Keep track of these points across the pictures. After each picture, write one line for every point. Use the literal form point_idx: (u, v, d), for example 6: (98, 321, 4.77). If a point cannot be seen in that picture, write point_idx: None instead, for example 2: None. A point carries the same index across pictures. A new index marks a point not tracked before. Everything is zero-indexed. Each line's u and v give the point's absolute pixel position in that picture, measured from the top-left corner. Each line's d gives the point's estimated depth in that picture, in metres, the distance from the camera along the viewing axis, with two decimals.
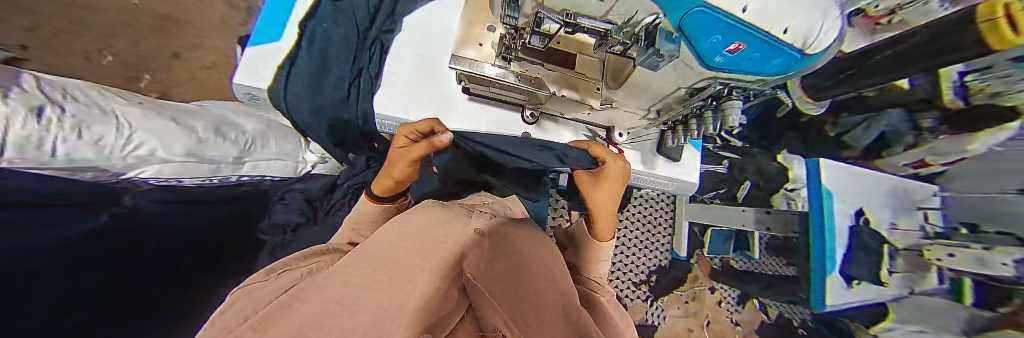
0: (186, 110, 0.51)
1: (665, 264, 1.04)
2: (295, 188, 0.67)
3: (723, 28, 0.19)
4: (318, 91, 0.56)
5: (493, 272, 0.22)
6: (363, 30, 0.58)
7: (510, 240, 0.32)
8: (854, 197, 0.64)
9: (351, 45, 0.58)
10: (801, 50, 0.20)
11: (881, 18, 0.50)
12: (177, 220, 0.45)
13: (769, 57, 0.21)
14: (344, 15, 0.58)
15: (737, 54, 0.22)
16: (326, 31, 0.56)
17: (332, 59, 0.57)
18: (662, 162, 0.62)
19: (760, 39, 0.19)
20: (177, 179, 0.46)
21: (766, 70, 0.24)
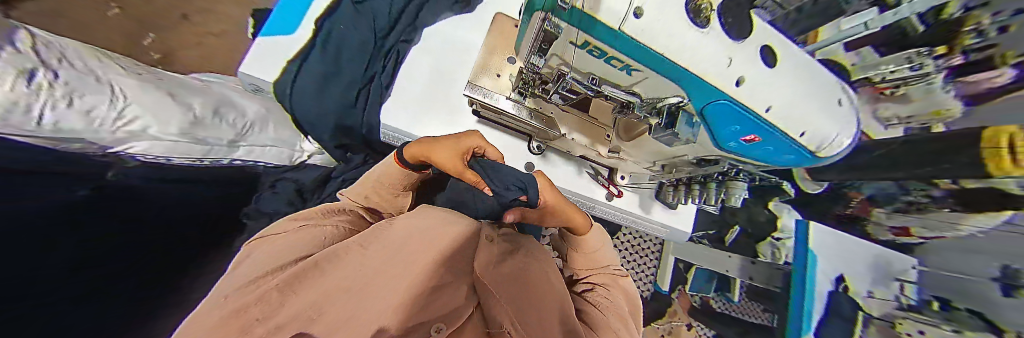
0: (184, 85, 0.50)
1: (647, 296, 1.06)
2: (286, 177, 0.65)
3: (742, 122, 0.23)
4: (327, 91, 0.58)
5: (501, 279, 0.26)
6: (380, 37, 0.64)
7: (512, 249, 0.35)
8: (837, 263, 0.65)
9: (367, 52, 0.63)
10: (811, 153, 0.24)
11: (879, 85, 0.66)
12: (150, 195, 0.42)
13: (781, 152, 0.25)
14: (363, 23, 0.63)
15: (758, 148, 0.26)
16: (344, 34, 0.61)
17: (346, 62, 0.61)
18: (660, 208, 0.65)
19: (772, 137, 0.23)
20: (166, 157, 0.44)
21: (775, 162, 0.28)
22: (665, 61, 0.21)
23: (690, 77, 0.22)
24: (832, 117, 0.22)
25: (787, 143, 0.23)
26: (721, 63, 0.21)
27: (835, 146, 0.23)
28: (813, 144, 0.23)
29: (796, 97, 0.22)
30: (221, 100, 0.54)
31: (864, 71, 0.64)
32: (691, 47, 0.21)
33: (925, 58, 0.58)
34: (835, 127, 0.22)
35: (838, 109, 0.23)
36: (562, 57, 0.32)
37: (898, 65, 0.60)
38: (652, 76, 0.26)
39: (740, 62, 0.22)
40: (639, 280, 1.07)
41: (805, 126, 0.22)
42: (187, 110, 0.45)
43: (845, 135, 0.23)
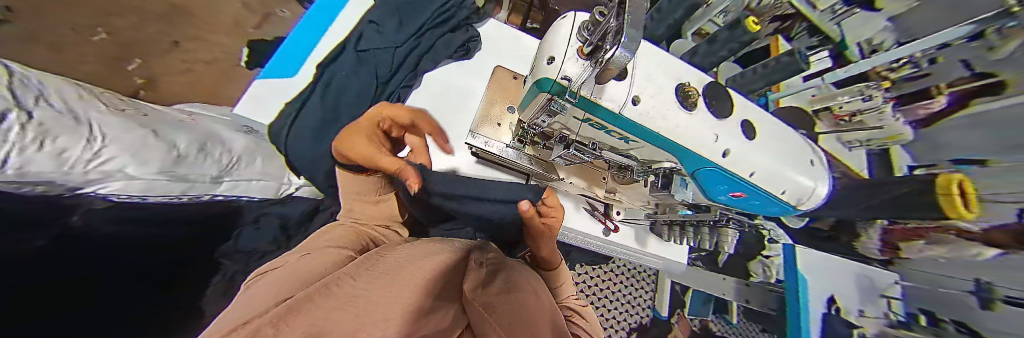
0: (171, 122, 0.50)
1: (646, 322, 1.09)
2: (270, 212, 0.66)
3: (728, 181, 0.37)
4: (324, 134, 0.66)
5: (491, 300, 0.25)
6: (382, 83, 0.75)
7: (505, 270, 0.34)
8: (827, 283, 0.65)
9: (366, 98, 0.73)
10: (791, 205, 0.38)
11: (845, 116, 0.70)
12: (123, 236, 0.39)
13: (754, 201, 0.40)
14: (365, 73, 0.73)
15: (741, 198, 0.40)
16: (344, 85, 0.71)
17: (344, 108, 0.70)
18: (653, 241, 0.82)
19: (753, 191, 0.37)
20: (141, 196, 0.41)
21: (756, 207, 0.41)
22: (659, 136, 0.35)
23: (683, 149, 0.35)
24: (788, 177, 0.36)
25: (757, 194, 0.38)
26: (710, 140, 0.34)
27: (809, 201, 0.38)
28: (788, 198, 0.38)
29: (761, 160, 0.35)
30: (207, 135, 0.53)
31: (821, 102, 0.72)
32: (685, 129, 0.34)
33: (875, 90, 0.67)
34: (804, 186, 0.37)
35: (811, 169, 0.37)
36: (562, 123, 0.42)
37: (849, 97, 0.68)
38: (646, 146, 0.39)
39: (724, 139, 0.35)
40: (638, 306, 1.12)
41: (770, 183, 0.36)
42: (171, 148, 0.44)
43: (824, 196, 0.37)
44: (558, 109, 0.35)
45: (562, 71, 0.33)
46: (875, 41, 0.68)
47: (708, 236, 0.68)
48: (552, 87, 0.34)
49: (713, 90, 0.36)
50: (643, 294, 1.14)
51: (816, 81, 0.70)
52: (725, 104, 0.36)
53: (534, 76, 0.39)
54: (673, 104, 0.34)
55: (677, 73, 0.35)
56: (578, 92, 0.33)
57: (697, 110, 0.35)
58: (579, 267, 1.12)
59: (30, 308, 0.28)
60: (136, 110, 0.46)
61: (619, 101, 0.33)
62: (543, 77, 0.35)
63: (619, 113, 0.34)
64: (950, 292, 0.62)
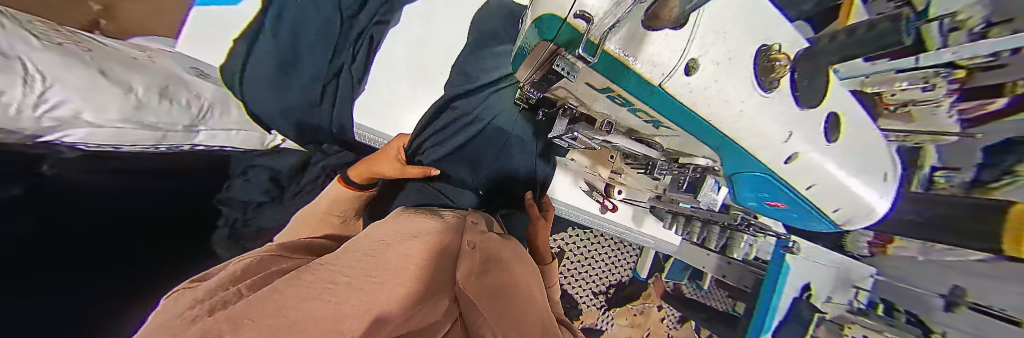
0: (119, 58, 0.43)
1: (625, 281, 1.20)
2: (259, 163, 0.63)
3: (773, 189, 0.33)
4: (285, 81, 0.59)
5: (488, 292, 0.26)
6: (347, 16, 0.63)
7: (500, 259, 0.34)
8: (811, 275, 0.65)
9: (332, 33, 0.62)
10: (829, 216, 0.36)
11: (891, 104, 0.44)
12: (112, 185, 0.38)
13: (788, 209, 0.37)
14: (326, 3, 0.61)
15: (779, 207, 0.37)
16: (301, 16, 0.60)
17: (305, 49, 0.60)
18: (649, 221, 0.85)
19: (795, 201, 0.34)
20: (115, 146, 0.38)
21: (782, 213, 0.39)
22: (707, 124, 0.27)
23: (732, 145, 0.29)
24: (845, 192, 0.32)
25: (799, 205, 0.35)
26: (778, 139, 0.28)
27: (858, 220, 0.36)
28: (833, 211, 0.35)
29: (828, 169, 0.30)
30: (167, 78, 0.48)
31: (874, 87, 0.41)
32: (749, 119, 0.26)
33: (942, 77, 0.40)
34: (860, 201, 0.33)
35: (881, 184, 0.33)
36: (570, 90, 0.34)
37: (909, 84, 0.41)
38: (682, 135, 0.32)
39: (795, 138, 0.28)
40: (620, 267, 1.21)
41: (819, 194, 0.32)
42: (128, 91, 0.39)
43: (877, 215, 0.35)
44: (565, 69, 0.26)
45: (578, 4, 0.21)
46: (958, 16, 0.36)
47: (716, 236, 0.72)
48: (560, 33, 0.23)
49: (805, 65, 0.27)
50: (628, 259, 1.23)
51: (907, 60, 0.37)
52: (813, 90, 0.28)
53: (533, 13, 0.27)
54: (744, 80, 0.24)
55: (758, 29, 0.25)
56: (599, 45, 0.22)
57: (774, 93, 0.26)
58: (570, 230, 1.17)
59: (66, 263, 0.29)
60: (81, 44, 0.39)
61: (663, 68, 0.23)
62: (545, 12, 0.23)
63: (656, 86, 0.24)
64: (913, 289, 0.60)
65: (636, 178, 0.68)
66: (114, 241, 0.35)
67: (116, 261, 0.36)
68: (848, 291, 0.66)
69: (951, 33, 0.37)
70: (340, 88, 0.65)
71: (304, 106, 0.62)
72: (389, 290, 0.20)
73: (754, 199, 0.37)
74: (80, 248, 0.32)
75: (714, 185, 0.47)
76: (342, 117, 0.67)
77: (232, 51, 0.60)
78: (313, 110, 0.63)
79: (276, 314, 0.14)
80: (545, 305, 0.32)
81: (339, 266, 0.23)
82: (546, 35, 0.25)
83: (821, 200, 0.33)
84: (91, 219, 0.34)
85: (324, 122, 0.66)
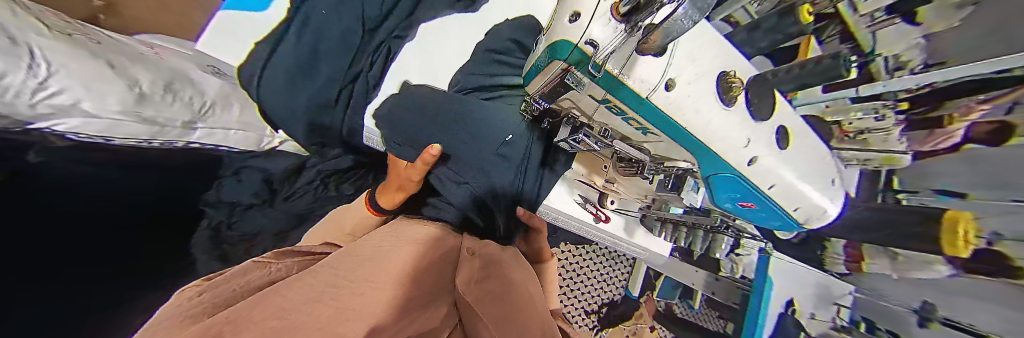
0: (127, 53, 0.43)
1: (617, 299, 1.19)
2: (251, 165, 0.62)
3: (743, 193, 0.36)
4: (300, 85, 0.60)
5: (485, 295, 0.26)
6: (368, 30, 0.68)
7: (497, 263, 0.35)
8: (792, 288, 0.68)
9: (352, 43, 0.66)
10: (795, 220, 0.39)
11: (850, 131, 0.51)
12: (95, 181, 0.36)
13: (760, 213, 0.40)
14: (349, 15, 0.65)
15: (749, 208, 0.40)
16: (325, 25, 0.63)
17: (323, 55, 0.63)
18: (641, 232, 0.86)
19: (765, 204, 0.37)
20: (108, 138, 0.37)
21: (754, 218, 0.43)
22: (687, 133, 0.30)
23: (709, 155, 0.32)
24: (804, 196, 0.36)
25: (765, 205, 0.37)
26: (740, 145, 0.31)
27: (817, 219, 0.39)
28: (798, 214, 0.38)
29: (784, 173, 0.34)
30: (173, 74, 0.48)
31: (833, 116, 0.48)
32: (717, 129, 0.30)
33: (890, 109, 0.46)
34: (818, 205, 0.37)
35: (832, 190, 0.37)
36: (574, 101, 0.37)
37: (863, 114, 0.47)
38: (666, 141, 0.35)
39: (755, 145, 0.32)
40: (612, 284, 1.21)
41: (783, 197, 0.36)
42: (133, 84, 0.39)
43: (831, 217, 0.39)
44: (574, 83, 0.28)
45: (587, 34, 0.25)
46: (902, 57, 0.42)
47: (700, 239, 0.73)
48: (571, 55, 0.26)
49: (756, 85, 0.31)
50: (621, 276, 1.23)
51: (846, 92, 0.43)
52: (765, 105, 0.31)
53: (548, 38, 0.30)
54: (712, 96, 0.28)
55: (724, 57, 0.29)
56: (604, 65, 0.25)
57: (735, 107, 0.30)
58: (564, 245, 1.18)
59: (49, 265, 0.29)
60: (88, 36, 0.39)
61: (650, 84, 0.26)
62: (561, 38, 0.27)
63: (645, 99, 0.27)
64: (892, 307, 0.63)
65: (634, 184, 0.67)
66: (87, 244, 0.34)
67: (80, 260, 0.33)
68: (831, 307, 0.69)
69: (896, 71, 0.43)
70: (353, 95, 0.66)
71: (314, 108, 0.62)
72: (388, 294, 0.20)
73: (727, 204, 0.41)
74: (52, 241, 0.30)
75: (694, 185, 0.52)
76: (351, 122, 0.67)
77: (253, 53, 0.61)
78: (323, 111, 0.64)
79: (278, 315, 0.15)
80: (541, 307, 0.32)
81: (339, 269, 0.24)
82: (559, 56, 0.27)
83: (786, 204, 0.37)
84: (64, 214, 0.31)
85: (333, 122, 0.67)
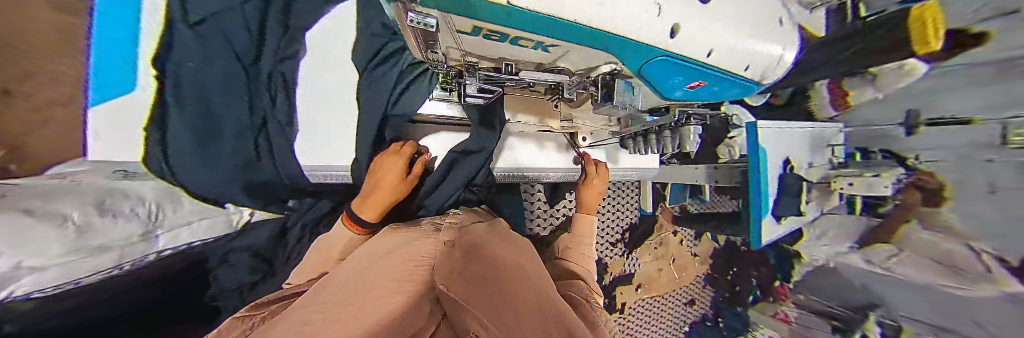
0: (51, 189, 0.39)
1: (635, 222, 1.24)
2: (236, 246, 0.61)
3: (693, 73, 0.31)
4: (212, 155, 0.53)
5: (468, 275, 0.24)
6: (249, 63, 0.57)
7: (478, 245, 0.32)
8: (784, 149, 0.68)
9: (242, 87, 0.56)
10: (751, 80, 0.37)
11: None
12: (89, 321, 0.35)
13: (712, 88, 0.38)
14: (215, 58, 0.53)
15: (702, 87, 0.37)
16: (196, 76, 0.51)
17: (220, 113, 0.54)
18: (623, 154, 0.87)
19: (720, 76, 0.34)
20: (73, 280, 0.35)
21: (704, 96, 0.41)
22: (607, 35, 0.19)
23: (643, 50, 0.23)
24: (756, 49, 0.32)
25: (717, 79, 0.34)
26: (671, 8, 0.21)
27: (772, 73, 0.38)
28: (751, 74, 0.35)
29: (731, 35, 0.28)
30: (101, 194, 0.44)
31: None
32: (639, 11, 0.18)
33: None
34: (771, 56, 0.34)
35: (779, 31, 0.34)
36: (459, 47, 0.29)
37: None
38: (572, 50, 0.26)
39: (691, 11, 0.22)
40: (626, 210, 1.23)
41: (737, 61, 0.32)
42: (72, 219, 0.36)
43: (784, 59, 0.36)
44: (421, 23, 0.20)
45: None
46: None
47: (670, 141, 0.60)
48: None
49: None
50: (631, 199, 1.24)
51: None
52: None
53: None
54: None
55: None
56: None
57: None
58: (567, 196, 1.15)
59: None
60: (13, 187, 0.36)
61: None
62: None
63: (510, 8, 0.14)
64: (882, 128, 0.70)
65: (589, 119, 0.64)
66: None
67: None
68: (827, 151, 0.72)
69: None
70: (272, 141, 0.61)
71: (240, 169, 0.57)
72: (371, 297, 0.21)
73: (675, 92, 0.37)
74: None
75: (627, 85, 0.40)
76: (288, 167, 0.62)
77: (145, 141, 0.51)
78: (251, 170, 0.59)
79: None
80: (539, 275, 0.30)
81: (317, 299, 0.23)
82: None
83: (741, 68, 0.33)
84: None
85: (271, 176, 0.62)
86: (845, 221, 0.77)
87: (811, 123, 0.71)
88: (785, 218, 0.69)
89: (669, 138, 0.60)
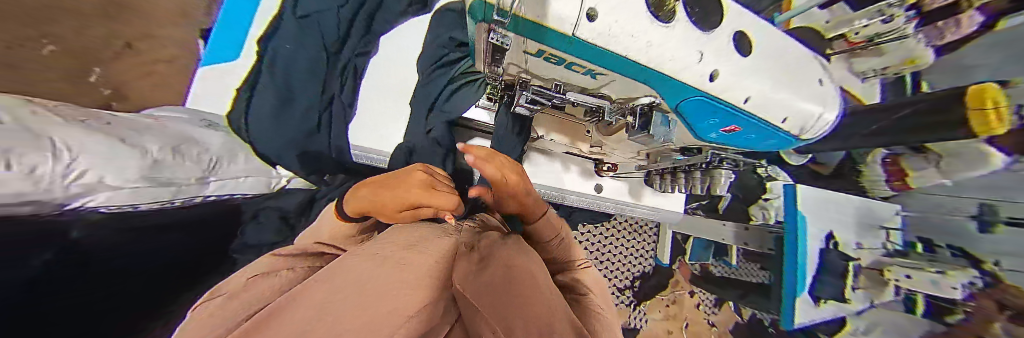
0: (136, 127, 0.47)
1: (648, 270, 1.15)
2: (267, 205, 0.66)
3: (725, 114, 0.33)
4: (283, 120, 0.63)
5: (486, 278, 0.22)
6: (332, 54, 0.69)
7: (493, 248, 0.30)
8: (827, 219, 0.63)
9: (320, 71, 0.67)
10: (791, 134, 0.37)
11: (859, 42, 0.59)
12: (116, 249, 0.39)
13: (751, 135, 0.37)
14: (311, 46, 0.66)
15: (736, 133, 0.38)
16: (291, 58, 0.64)
17: (299, 89, 0.65)
18: (648, 192, 0.86)
19: (755, 123, 0.35)
20: (133, 204, 0.40)
21: (742, 142, 0.41)
22: (637, 65, 0.26)
23: (670, 81, 0.28)
24: (790, 102, 0.33)
25: (750, 124, 0.35)
26: (694, 60, 0.27)
27: (812, 129, 0.37)
28: (789, 126, 0.35)
29: (756, 82, 0.31)
30: (180, 138, 0.51)
31: (834, 29, 0.60)
32: (661, 49, 0.25)
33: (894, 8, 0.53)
34: (806, 111, 0.35)
35: (817, 90, 0.35)
36: (518, 64, 0.35)
37: (867, 20, 0.55)
38: (617, 78, 0.31)
39: (712, 58, 0.28)
40: (640, 256, 1.16)
41: (770, 109, 0.33)
42: (144, 153, 0.42)
43: (827, 117, 0.36)
44: (500, 40, 0.27)
45: None
46: None
47: (699, 184, 0.62)
48: (483, 14, 0.26)
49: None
50: (647, 245, 1.17)
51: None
52: (710, 12, 0.28)
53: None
54: (642, 15, 0.23)
55: None
56: (508, 10, 0.22)
57: (677, 22, 0.25)
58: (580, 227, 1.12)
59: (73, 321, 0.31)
60: (103, 120, 0.43)
61: (569, 19, 0.22)
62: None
63: (571, 36, 0.23)
64: (952, 218, 0.65)
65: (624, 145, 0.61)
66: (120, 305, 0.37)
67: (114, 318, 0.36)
68: (880, 233, 0.65)
69: None
70: (332, 118, 0.69)
71: (301, 137, 0.65)
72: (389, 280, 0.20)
73: (707, 132, 0.39)
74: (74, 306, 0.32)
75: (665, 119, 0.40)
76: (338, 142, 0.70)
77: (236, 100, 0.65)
78: (312, 138, 0.67)
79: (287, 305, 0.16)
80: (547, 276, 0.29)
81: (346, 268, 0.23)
82: (481, 17, 0.27)
83: (775, 118, 0.34)
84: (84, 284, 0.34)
85: (322, 147, 0.69)
86: (896, 320, 0.67)
87: (855, 197, 0.66)
88: (829, 302, 0.61)
89: (700, 176, 0.60)
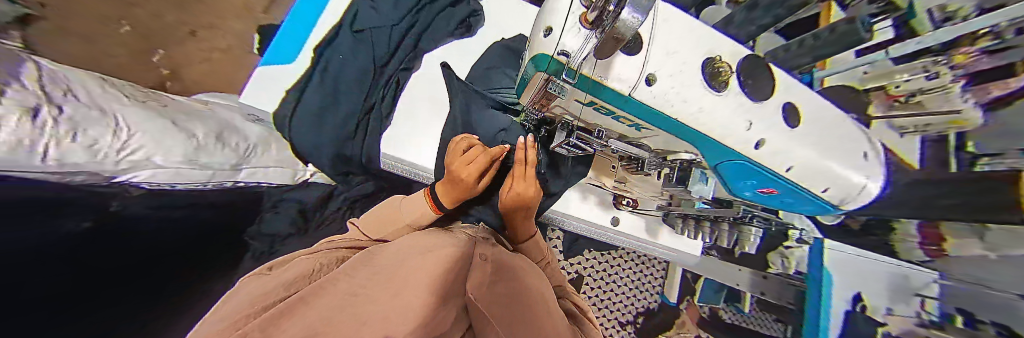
0: (186, 111, 0.51)
1: (653, 307, 1.07)
2: (288, 196, 0.69)
3: (761, 177, 0.34)
4: (325, 119, 0.66)
5: (496, 294, 0.24)
6: (379, 66, 0.73)
7: (509, 268, 0.32)
8: (857, 280, 0.59)
9: (366, 82, 0.71)
10: (831, 203, 0.36)
11: (900, 96, 0.58)
12: (158, 221, 0.41)
13: (787, 197, 0.37)
14: (362, 57, 0.71)
15: (772, 194, 0.37)
16: (342, 65, 0.69)
17: (342, 97, 0.69)
18: (667, 232, 0.80)
19: (791, 189, 0.35)
20: (171, 184, 0.43)
21: (779, 203, 0.40)
22: (675, 122, 0.30)
23: (709, 139, 0.31)
24: (836, 173, 0.33)
25: (787, 188, 0.35)
26: (742, 128, 0.30)
27: (855, 200, 0.35)
28: (830, 196, 0.35)
29: (803, 151, 0.31)
30: (224, 125, 0.55)
31: (872, 81, 0.61)
32: (711, 114, 0.29)
33: (942, 66, 0.53)
34: (852, 184, 0.33)
35: (867, 164, 0.34)
36: (564, 108, 0.37)
37: (910, 75, 0.56)
38: (660, 134, 0.35)
39: (760, 126, 0.30)
40: (645, 291, 1.09)
41: (811, 179, 0.33)
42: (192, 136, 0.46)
43: (874, 191, 0.34)
44: (557, 91, 0.30)
45: (560, 45, 0.27)
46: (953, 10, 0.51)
47: (726, 234, 0.69)
48: (549, 66, 0.28)
49: (749, 65, 0.31)
50: (653, 279, 1.11)
51: (877, 56, 0.56)
52: (764, 84, 0.31)
53: (531, 52, 0.31)
54: (695, 83, 0.29)
55: (705, 45, 0.30)
56: (577, 71, 0.27)
57: (728, 92, 0.30)
58: (585, 252, 1.07)
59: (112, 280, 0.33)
60: (162, 103, 0.48)
61: (629, 81, 0.28)
62: (539, 52, 0.29)
63: (628, 96, 0.28)
64: (1000, 294, 0.57)
65: (649, 182, 0.63)
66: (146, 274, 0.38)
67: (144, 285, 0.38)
68: (911, 301, 0.61)
69: (944, 21, 0.52)
70: (369, 125, 0.71)
71: (336, 140, 0.67)
72: (407, 280, 0.22)
73: (740, 189, 0.39)
74: (115, 271, 0.34)
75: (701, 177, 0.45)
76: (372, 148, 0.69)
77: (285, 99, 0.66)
78: (346, 143, 0.69)
79: (310, 317, 0.16)
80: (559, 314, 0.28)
81: (358, 279, 0.24)
82: (541, 68, 0.30)
83: (817, 187, 0.34)
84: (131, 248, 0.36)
85: (355, 153, 0.70)
86: None
87: (890, 261, 0.63)
88: None
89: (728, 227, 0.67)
